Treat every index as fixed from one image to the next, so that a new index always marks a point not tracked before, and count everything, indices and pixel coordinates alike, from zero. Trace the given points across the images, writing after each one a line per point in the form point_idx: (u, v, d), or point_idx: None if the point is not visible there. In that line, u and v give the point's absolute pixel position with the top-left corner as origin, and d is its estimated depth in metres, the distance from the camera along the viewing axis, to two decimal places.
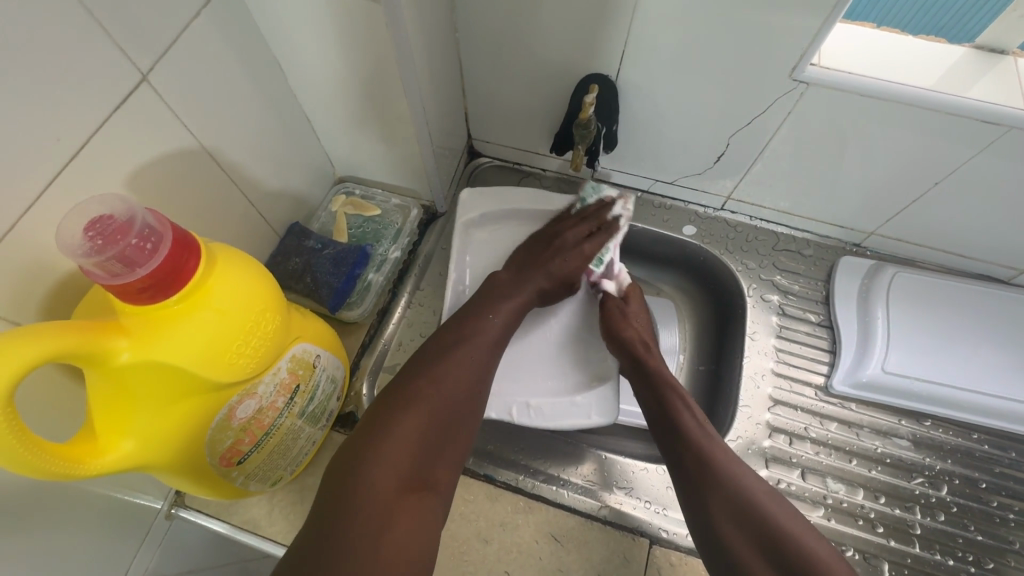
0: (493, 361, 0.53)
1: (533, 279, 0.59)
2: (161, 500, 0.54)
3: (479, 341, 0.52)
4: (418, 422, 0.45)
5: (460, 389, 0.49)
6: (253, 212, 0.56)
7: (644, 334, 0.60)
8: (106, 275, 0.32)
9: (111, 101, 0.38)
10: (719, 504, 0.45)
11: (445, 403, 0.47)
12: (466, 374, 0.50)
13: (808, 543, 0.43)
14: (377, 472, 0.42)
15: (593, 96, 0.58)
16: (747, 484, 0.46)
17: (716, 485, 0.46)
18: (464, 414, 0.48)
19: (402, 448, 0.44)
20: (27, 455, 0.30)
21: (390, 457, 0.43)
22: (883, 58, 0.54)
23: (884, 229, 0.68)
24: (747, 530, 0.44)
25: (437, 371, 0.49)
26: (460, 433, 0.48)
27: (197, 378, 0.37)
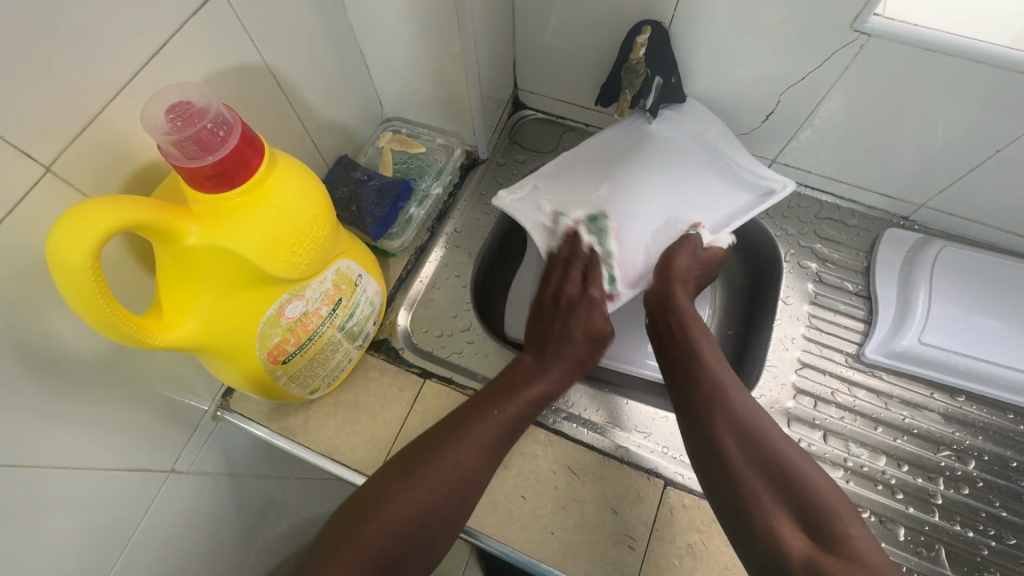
0: (493, 460, 0.53)
1: (561, 364, 0.59)
2: (208, 402, 0.58)
3: (481, 435, 0.53)
4: (393, 517, 0.48)
5: (456, 490, 0.50)
6: (306, 138, 0.59)
7: (688, 273, 0.62)
8: (182, 156, 0.34)
9: (190, 6, 0.40)
10: (725, 424, 0.50)
11: (424, 500, 0.49)
12: (459, 473, 0.51)
13: (804, 468, 0.47)
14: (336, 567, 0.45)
15: (645, 37, 0.59)
16: (752, 411, 0.50)
17: (721, 408, 0.50)
18: (452, 511, 0.50)
19: (367, 549, 0.47)
20: (110, 314, 0.34)
21: (356, 555, 0.46)
22: (955, 14, 0.51)
23: (935, 202, 0.66)
24: (753, 457, 0.48)
25: (429, 467, 0.50)
26: (440, 536, 0.50)
27: (254, 270, 0.39)
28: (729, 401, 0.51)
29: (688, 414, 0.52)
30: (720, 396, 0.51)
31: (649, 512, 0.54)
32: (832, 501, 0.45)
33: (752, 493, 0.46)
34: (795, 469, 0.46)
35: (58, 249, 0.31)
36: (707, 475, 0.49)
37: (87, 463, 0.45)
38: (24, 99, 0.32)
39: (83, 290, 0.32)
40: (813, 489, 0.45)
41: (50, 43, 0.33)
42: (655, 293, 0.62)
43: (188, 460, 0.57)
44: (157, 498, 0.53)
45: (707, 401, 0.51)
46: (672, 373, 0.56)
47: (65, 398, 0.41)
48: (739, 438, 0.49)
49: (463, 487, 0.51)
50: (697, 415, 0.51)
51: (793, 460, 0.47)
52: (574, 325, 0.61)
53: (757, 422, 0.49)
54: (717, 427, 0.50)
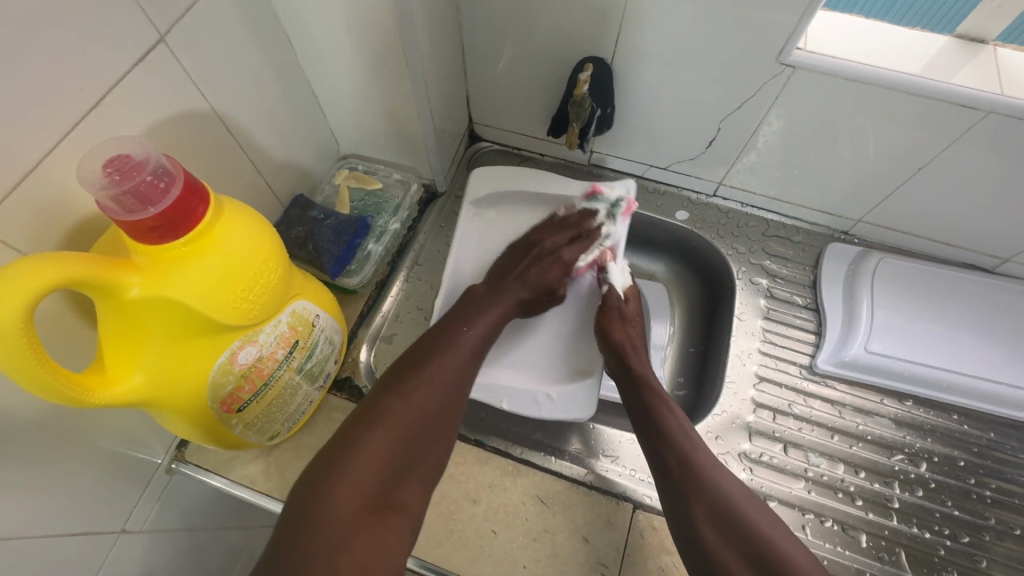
0: (472, 371, 0.53)
1: (510, 294, 0.58)
2: (162, 455, 0.56)
3: (456, 354, 0.52)
4: (388, 434, 0.45)
5: (441, 407, 0.49)
6: (259, 179, 0.59)
7: (634, 337, 0.60)
8: (121, 210, 0.34)
9: (132, 57, 0.40)
10: (701, 505, 0.47)
11: (416, 415, 0.47)
12: (445, 383, 0.50)
13: (782, 543, 0.45)
14: (339, 497, 0.41)
15: (587, 73, 0.61)
16: (722, 475, 0.49)
17: (694, 472, 0.49)
18: (436, 426, 0.48)
19: (368, 476, 0.43)
20: (47, 376, 0.33)
21: (354, 481, 0.42)
22: (868, 46, 0.56)
23: (870, 217, 0.70)
24: (728, 533, 0.46)
25: (413, 391, 0.48)
26: (435, 451, 0.48)
27: (203, 319, 0.39)
28: (701, 463, 0.49)
29: (660, 474, 0.50)
30: (691, 456, 0.50)
31: (619, 537, 0.54)
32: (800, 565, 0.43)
33: (719, 561, 0.45)
34: (774, 549, 0.44)
35: None
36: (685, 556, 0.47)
37: (31, 530, 0.42)
38: None
39: (16, 352, 0.31)
40: (790, 567, 0.43)
41: None
42: (616, 370, 0.59)
43: (141, 518, 0.54)
44: (107, 563, 0.50)
45: (680, 457, 0.50)
46: (645, 439, 0.53)
47: (5, 461, 0.39)
48: (707, 500, 0.47)
49: (445, 405, 0.49)
50: (675, 495, 0.48)
51: (767, 531, 0.45)
52: (534, 271, 0.60)
53: (727, 490, 0.48)
54: (688, 492, 0.48)
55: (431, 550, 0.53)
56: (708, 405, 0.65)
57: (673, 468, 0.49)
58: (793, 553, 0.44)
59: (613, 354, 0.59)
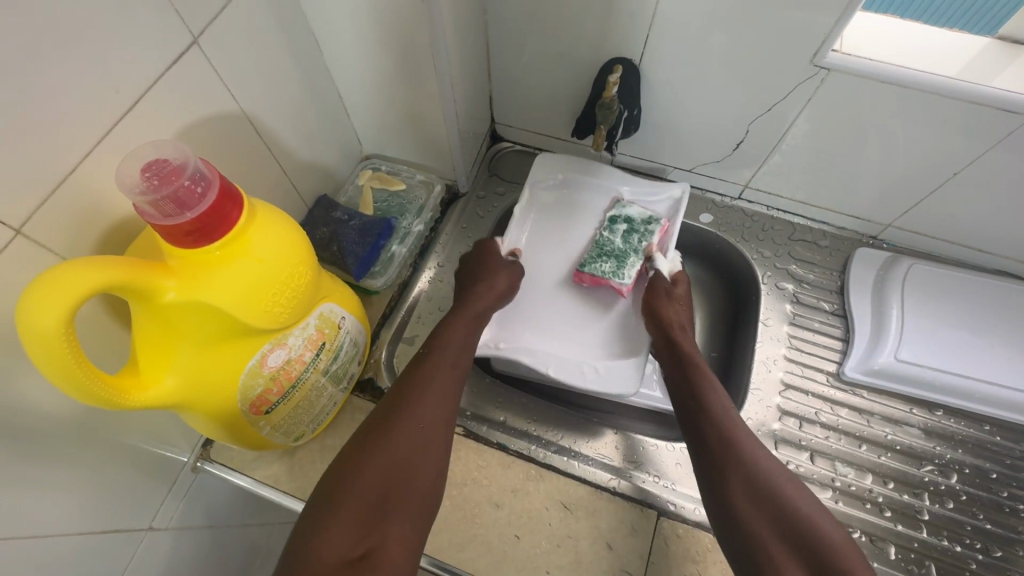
0: (454, 393, 0.53)
1: (482, 300, 0.61)
2: (187, 453, 0.56)
3: (434, 376, 0.52)
4: (369, 474, 0.44)
5: (426, 431, 0.48)
6: (285, 180, 0.59)
7: (683, 320, 0.63)
8: (159, 214, 0.34)
9: (165, 60, 0.40)
10: (740, 478, 0.47)
11: (398, 450, 0.46)
12: (425, 410, 0.49)
13: (821, 524, 0.43)
14: (327, 540, 0.39)
15: (616, 75, 0.61)
16: (768, 468, 0.47)
17: (743, 461, 0.48)
18: (422, 450, 0.47)
19: (353, 513, 0.41)
20: (83, 379, 0.33)
21: (343, 520, 0.41)
22: (906, 49, 0.54)
23: (900, 222, 0.69)
24: (765, 509, 0.45)
25: (389, 425, 0.47)
26: (421, 475, 0.46)
27: (235, 322, 0.39)
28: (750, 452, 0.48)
29: (707, 460, 0.49)
30: (738, 445, 0.49)
31: (643, 545, 0.53)
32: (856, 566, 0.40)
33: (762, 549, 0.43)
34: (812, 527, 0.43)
35: (30, 317, 0.30)
36: (720, 529, 0.46)
37: (62, 529, 0.43)
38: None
39: (56, 358, 0.32)
40: (828, 547, 0.42)
41: (21, 105, 0.32)
42: (662, 345, 0.61)
43: (168, 516, 0.55)
44: (134, 561, 0.51)
45: (724, 444, 0.49)
46: (686, 414, 0.54)
47: (40, 461, 0.40)
48: (755, 489, 0.46)
49: (431, 431, 0.48)
50: (711, 467, 0.49)
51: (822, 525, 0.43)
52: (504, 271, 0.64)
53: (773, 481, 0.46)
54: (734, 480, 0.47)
55: (454, 553, 0.53)
56: (732, 412, 0.64)
57: (716, 453, 0.49)
58: (832, 535, 0.43)
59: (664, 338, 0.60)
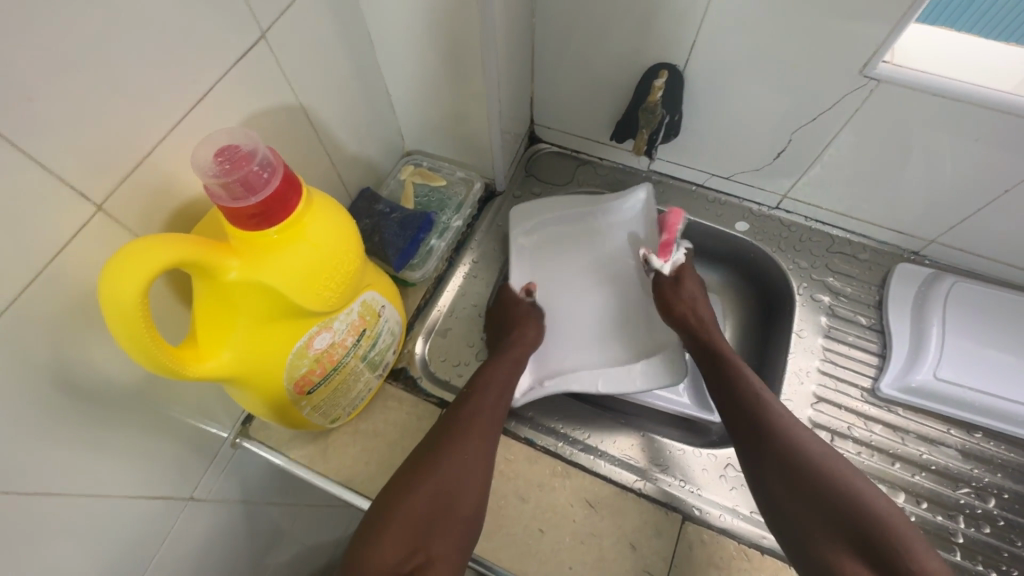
0: (499, 416, 0.56)
1: (522, 338, 0.63)
2: (228, 429, 0.59)
3: (481, 401, 0.55)
4: (419, 499, 0.48)
5: (473, 461, 0.51)
6: (333, 171, 0.61)
7: (704, 314, 0.65)
8: (227, 197, 0.36)
9: (235, 52, 0.42)
10: (772, 458, 0.50)
11: (447, 477, 0.50)
12: (477, 433, 0.53)
13: (868, 494, 0.47)
14: (379, 553, 0.45)
15: (661, 80, 0.63)
16: (805, 444, 0.51)
17: (775, 443, 0.51)
18: (466, 478, 0.50)
19: (404, 530, 0.46)
20: (153, 349, 0.35)
21: (395, 534, 0.46)
22: (959, 63, 0.53)
23: (944, 238, 0.67)
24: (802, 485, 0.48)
25: (441, 452, 0.51)
26: (466, 501, 0.49)
27: (288, 303, 0.41)
28: (778, 429, 0.52)
29: (742, 453, 0.53)
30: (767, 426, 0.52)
31: (667, 547, 0.53)
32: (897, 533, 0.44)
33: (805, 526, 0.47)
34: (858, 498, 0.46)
35: (109, 291, 0.32)
36: (767, 508, 0.50)
37: (112, 490, 0.45)
38: (79, 137, 0.34)
39: (131, 327, 0.34)
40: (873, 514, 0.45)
41: (109, 90, 0.35)
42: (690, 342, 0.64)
43: (207, 488, 0.57)
44: (174, 528, 0.53)
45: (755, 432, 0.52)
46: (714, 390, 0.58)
47: (100, 424, 0.43)
48: (791, 472, 0.49)
49: (476, 454, 0.52)
50: (746, 447, 0.52)
51: (868, 497, 0.46)
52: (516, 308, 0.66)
53: (815, 459, 0.49)
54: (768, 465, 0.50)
55: (479, 542, 0.54)
56: None
57: (748, 432, 0.53)
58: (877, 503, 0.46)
59: (687, 332, 0.64)
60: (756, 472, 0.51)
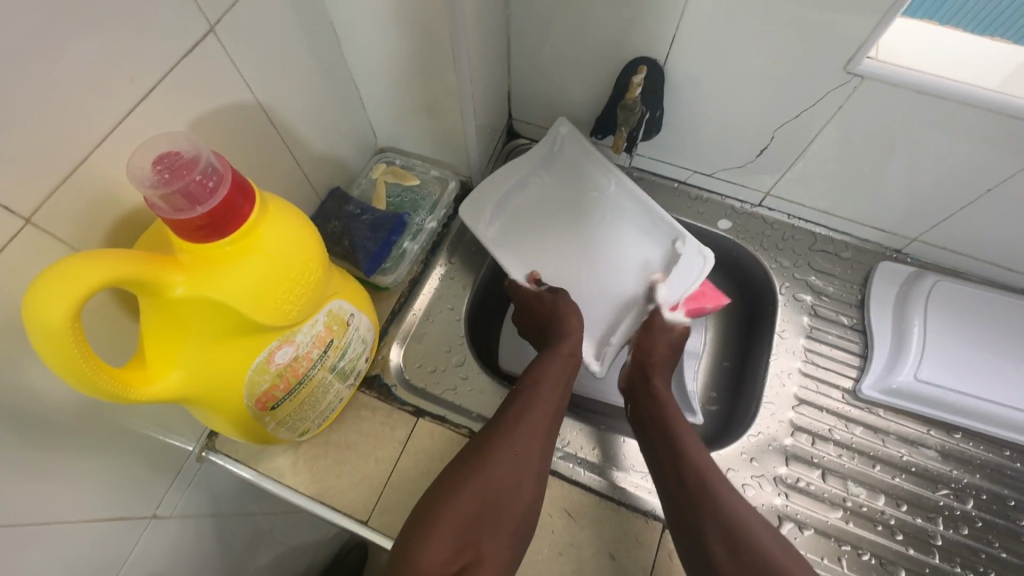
0: (559, 410, 0.55)
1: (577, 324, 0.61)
2: (193, 443, 0.56)
3: (544, 398, 0.54)
4: (473, 494, 0.47)
5: (525, 456, 0.50)
6: (298, 171, 0.58)
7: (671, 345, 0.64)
8: (169, 209, 0.33)
9: (181, 48, 0.39)
10: (713, 529, 0.48)
11: (503, 474, 0.48)
12: (535, 429, 0.52)
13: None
14: (430, 548, 0.43)
15: (641, 77, 0.59)
16: (743, 515, 0.48)
17: (711, 516, 0.48)
18: (520, 474, 0.49)
19: (461, 526, 0.45)
20: (90, 373, 0.33)
21: (448, 532, 0.44)
22: (944, 59, 0.52)
23: (926, 236, 0.66)
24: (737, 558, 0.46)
25: (498, 446, 0.50)
26: (516, 501, 0.48)
27: (244, 318, 0.38)
28: (716, 499, 0.49)
29: (671, 511, 0.51)
30: (710, 497, 0.49)
31: (647, 557, 0.52)
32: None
33: None
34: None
35: (36, 311, 0.30)
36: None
37: (66, 516, 0.43)
38: (2, 144, 0.31)
39: (63, 352, 0.31)
40: None
41: (35, 92, 0.32)
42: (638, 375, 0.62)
43: (171, 505, 0.54)
44: (135, 549, 0.51)
45: (696, 501, 0.49)
46: (649, 446, 0.56)
47: (46, 449, 0.40)
48: (728, 542, 0.47)
49: (530, 449, 0.50)
50: (683, 513, 0.50)
51: (791, 574, 0.44)
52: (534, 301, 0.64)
53: (750, 532, 0.47)
54: (707, 534, 0.47)
55: None
56: (743, 425, 0.63)
57: (689, 499, 0.50)
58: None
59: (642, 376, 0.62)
60: (684, 532, 0.49)
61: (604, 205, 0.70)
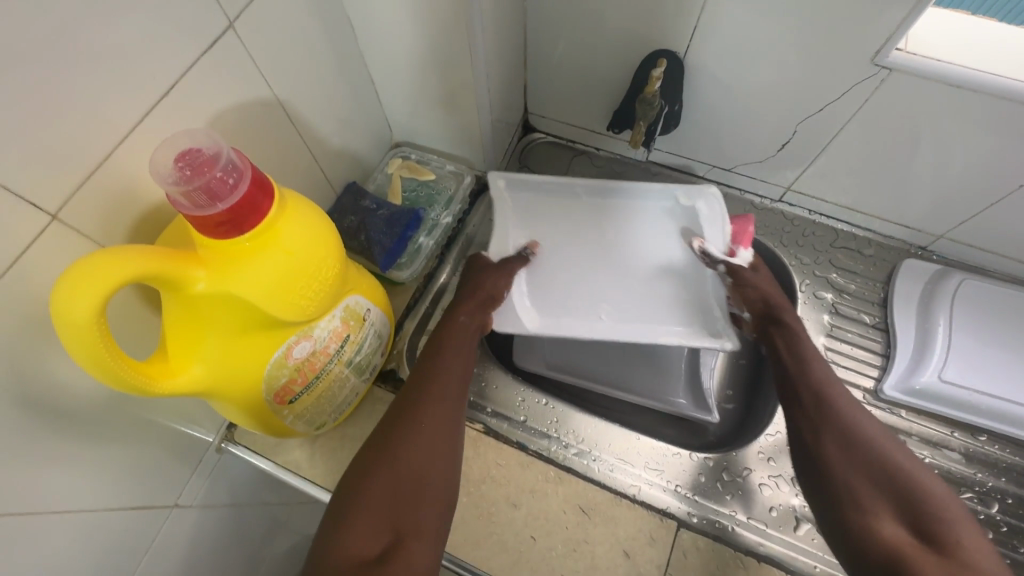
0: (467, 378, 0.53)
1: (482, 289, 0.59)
2: (212, 434, 0.58)
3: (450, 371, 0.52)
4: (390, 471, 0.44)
5: (439, 427, 0.48)
6: (316, 166, 0.58)
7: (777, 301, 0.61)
8: (190, 205, 0.33)
9: (200, 46, 0.40)
10: (832, 430, 0.49)
11: (423, 447, 0.46)
12: (448, 401, 0.50)
13: (918, 476, 0.44)
14: (352, 536, 0.40)
15: (661, 70, 0.58)
16: (864, 424, 0.49)
17: (831, 420, 0.49)
18: (437, 447, 0.47)
19: (382, 499, 0.42)
20: (114, 366, 0.33)
21: (372, 512, 0.42)
22: (976, 50, 0.50)
23: (954, 233, 0.65)
24: (855, 457, 0.46)
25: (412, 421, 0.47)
26: (435, 471, 0.45)
27: (262, 313, 0.39)
28: (836, 408, 0.50)
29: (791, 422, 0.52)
30: (830, 407, 0.50)
31: (661, 556, 0.52)
32: (942, 506, 0.42)
33: (847, 490, 0.45)
34: (907, 476, 0.44)
35: (63, 305, 0.30)
36: (808, 481, 0.48)
37: (93, 504, 0.44)
38: (29, 144, 0.32)
39: (89, 345, 0.32)
40: (924, 494, 0.43)
41: (59, 91, 0.32)
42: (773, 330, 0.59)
43: (192, 495, 0.56)
44: (158, 538, 0.52)
45: (816, 413, 0.50)
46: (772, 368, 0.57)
47: (72, 440, 0.41)
48: (846, 440, 0.47)
49: (444, 419, 0.48)
50: (801, 423, 0.51)
51: (909, 472, 0.45)
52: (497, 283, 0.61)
53: (868, 437, 0.47)
54: (823, 434, 0.48)
55: (469, 551, 0.53)
56: (761, 426, 0.63)
57: (809, 407, 0.51)
58: (929, 486, 0.44)
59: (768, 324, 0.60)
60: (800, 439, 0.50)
61: (608, 198, 0.67)
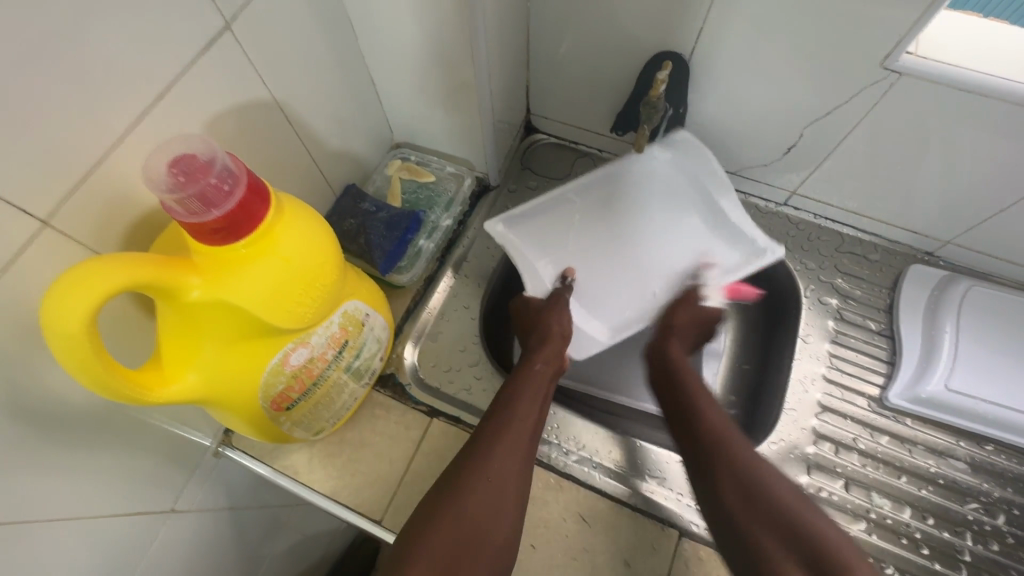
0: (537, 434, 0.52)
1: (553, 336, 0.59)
2: (210, 438, 0.56)
3: (524, 421, 0.51)
4: (451, 523, 0.42)
5: (505, 479, 0.46)
6: (314, 168, 0.57)
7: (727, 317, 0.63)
8: (185, 212, 0.33)
9: (197, 46, 0.39)
10: (729, 480, 0.46)
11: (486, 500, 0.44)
12: (516, 453, 0.48)
13: (814, 520, 0.41)
14: None
15: (666, 73, 0.57)
16: (761, 467, 0.46)
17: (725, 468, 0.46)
18: (500, 501, 0.45)
19: (444, 555, 0.40)
20: (105, 376, 0.32)
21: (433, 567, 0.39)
22: (988, 54, 0.49)
23: (961, 239, 0.64)
24: (756, 506, 0.43)
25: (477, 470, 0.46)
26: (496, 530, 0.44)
27: (258, 321, 0.38)
28: (731, 454, 0.47)
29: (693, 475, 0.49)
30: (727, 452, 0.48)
31: (662, 565, 0.52)
32: (841, 550, 0.38)
33: (757, 547, 0.41)
34: (802, 521, 0.41)
35: (53, 314, 0.30)
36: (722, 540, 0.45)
37: (89, 511, 0.43)
38: (21, 149, 0.31)
39: (78, 355, 0.31)
40: (822, 540, 0.39)
41: (51, 94, 0.31)
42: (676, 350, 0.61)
43: (189, 499, 0.55)
44: (154, 544, 0.51)
45: (710, 456, 0.48)
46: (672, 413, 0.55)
47: (67, 447, 0.40)
48: (745, 488, 0.45)
49: (510, 475, 0.47)
50: (702, 474, 0.48)
51: (804, 515, 0.41)
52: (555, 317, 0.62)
53: (763, 478, 0.45)
54: (721, 487, 0.46)
55: None
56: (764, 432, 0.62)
57: (704, 455, 0.49)
58: (825, 529, 0.40)
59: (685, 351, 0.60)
60: (706, 494, 0.47)
61: (625, 201, 0.68)
